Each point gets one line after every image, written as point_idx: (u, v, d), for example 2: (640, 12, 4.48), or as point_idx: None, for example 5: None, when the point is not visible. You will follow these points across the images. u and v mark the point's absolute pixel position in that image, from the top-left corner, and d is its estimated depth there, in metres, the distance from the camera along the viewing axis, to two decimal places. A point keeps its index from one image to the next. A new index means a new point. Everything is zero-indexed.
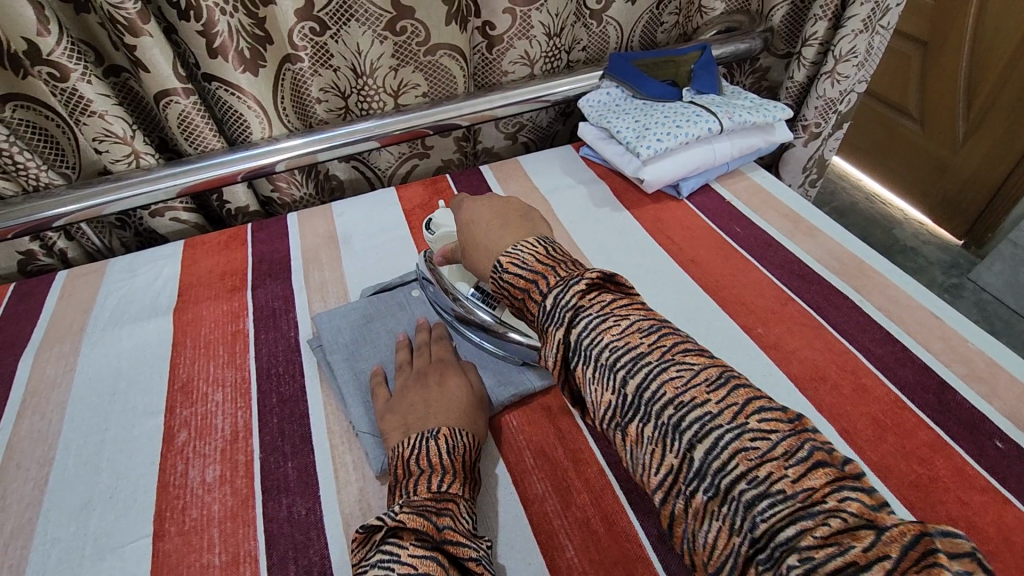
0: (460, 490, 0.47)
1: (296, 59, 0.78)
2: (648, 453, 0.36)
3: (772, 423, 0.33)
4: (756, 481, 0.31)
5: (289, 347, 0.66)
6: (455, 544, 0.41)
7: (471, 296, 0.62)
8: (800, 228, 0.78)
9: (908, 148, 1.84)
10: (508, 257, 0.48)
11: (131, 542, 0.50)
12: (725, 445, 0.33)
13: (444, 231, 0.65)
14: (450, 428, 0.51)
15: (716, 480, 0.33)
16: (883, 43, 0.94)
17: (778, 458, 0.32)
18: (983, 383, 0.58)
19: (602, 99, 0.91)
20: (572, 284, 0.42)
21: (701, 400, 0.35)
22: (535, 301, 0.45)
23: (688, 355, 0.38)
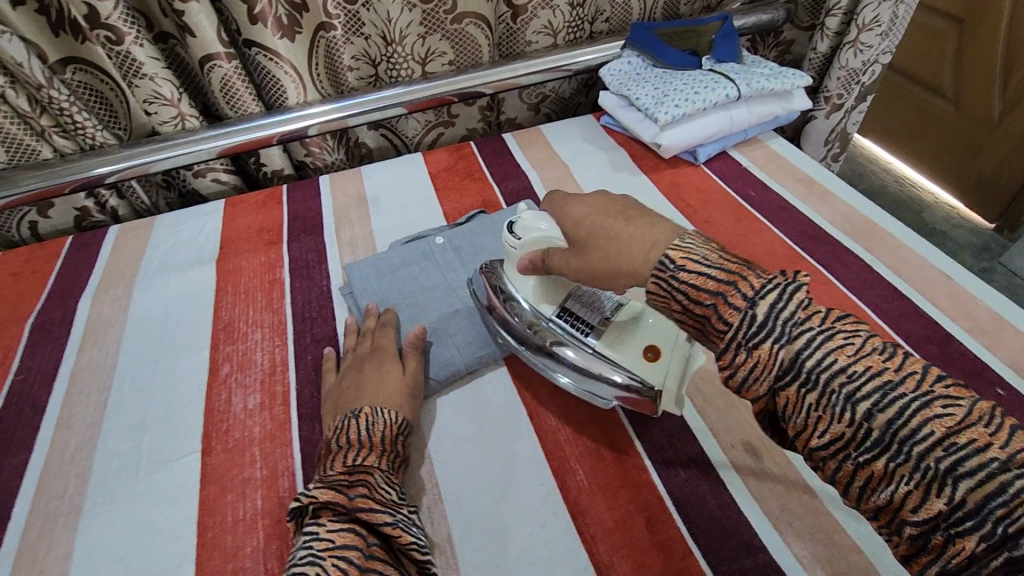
0: (376, 462, 0.48)
1: (329, 27, 0.82)
2: (740, 359, 0.37)
3: (855, 324, 0.36)
4: (857, 374, 0.34)
5: (322, 294, 0.71)
6: (367, 511, 0.43)
7: (553, 316, 0.55)
8: (815, 192, 0.79)
9: (940, 130, 1.80)
10: (681, 251, 0.40)
11: (181, 457, 0.56)
12: (818, 345, 0.35)
13: (538, 235, 0.52)
14: (371, 406, 0.52)
15: (813, 378, 0.35)
16: (908, 12, 0.93)
17: (875, 353, 0.34)
18: (989, 336, 0.59)
19: (623, 67, 0.92)
20: (790, 286, 0.37)
21: (792, 320, 0.36)
22: (732, 305, 0.37)
23: (806, 305, 0.36)
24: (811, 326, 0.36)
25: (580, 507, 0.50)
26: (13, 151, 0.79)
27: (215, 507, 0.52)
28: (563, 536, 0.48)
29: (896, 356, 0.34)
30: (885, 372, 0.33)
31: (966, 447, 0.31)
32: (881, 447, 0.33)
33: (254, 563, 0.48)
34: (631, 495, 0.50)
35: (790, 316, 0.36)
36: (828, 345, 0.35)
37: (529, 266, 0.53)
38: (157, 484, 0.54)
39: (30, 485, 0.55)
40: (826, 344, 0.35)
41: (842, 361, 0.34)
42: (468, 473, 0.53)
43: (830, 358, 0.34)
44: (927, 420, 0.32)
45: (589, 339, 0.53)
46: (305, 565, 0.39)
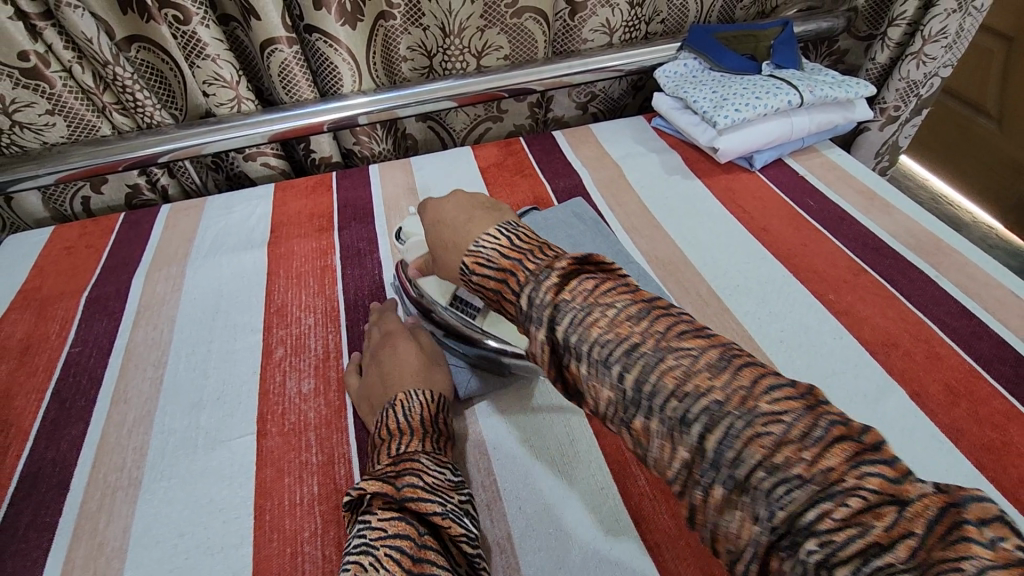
0: (420, 447, 0.48)
1: (389, 16, 0.82)
2: (693, 474, 0.32)
3: (880, 480, 0.28)
4: (887, 551, 0.26)
5: (373, 283, 0.71)
6: (415, 500, 0.42)
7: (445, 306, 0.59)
8: (875, 204, 0.78)
9: (982, 149, 1.77)
10: (473, 256, 0.43)
11: (237, 437, 0.56)
12: (832, 508, 0.28)
13: (415, 243, 0.61)
14: (406, 392, 0.53)
15: (839, 556, 0.27)
16: (974, 26, 0.91)
17: (877, 525, 0.27)
18: None
19: (679, 70, 0.91)
20: (543, 279, 0.38)
21: (775, 451, 0.30)
22: (510, 301, 0.41)
23: (610, 293, 0.37)
24: (821, 485, 0.28)
25: (642, 514, 0.49)
26: (74, 127, 0.80)
27: (273, 489, 0.52)
28: (628, 541, 0.47)
29: (936, 519, 0.26)
30: (920, 549, 0.26)
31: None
32: None
33: (313, 548, 0.48)
34: None
35: (788, 466, 0.29)
36: (844, 510, 0.27)
37: (417, 272, 0.60)
38: (215, 462, 0.54)
39: (88, 456, 0.55)
40: (841, 510, 0.27)
41: (866, 533, 0.27)
42: (529, 471, 0.52)
43: (853, 531, 0.27)
44: None
45: (475, 320, 0.58)
46: (357, 555, 0.38)
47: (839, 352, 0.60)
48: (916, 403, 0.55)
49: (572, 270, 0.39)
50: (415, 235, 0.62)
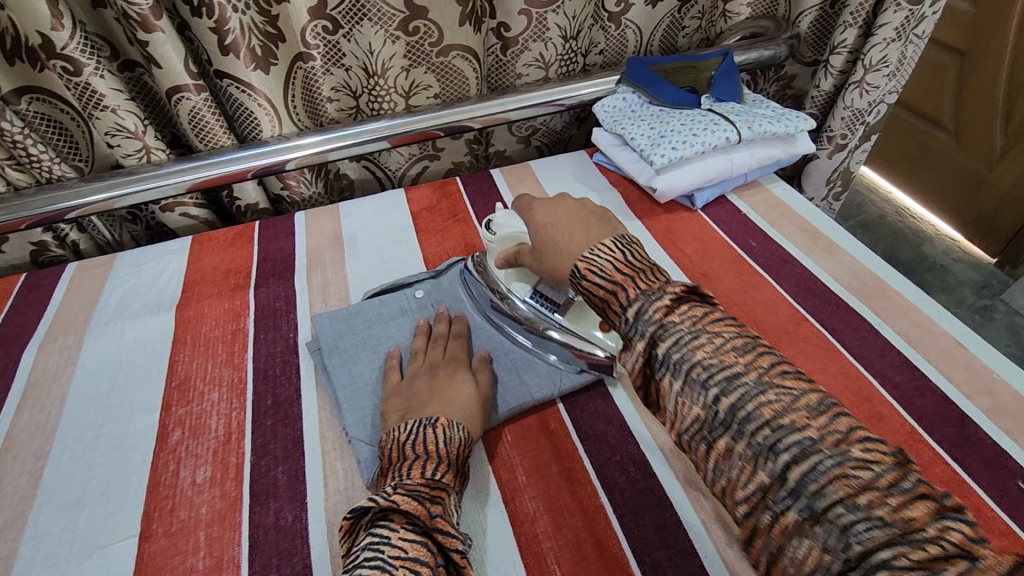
0: (451, 481, 0.47)
1: (307, 58, 0.77)
2: (681, 400, 0.40)
3: (794, 382, 0.38)
4: (780, 426, 0.35)
5: (287, 348, 0.66)
6: (444, 534, 0.42)
7: (527, 297, 0.63)
8: (820, 244, 0.75)
9: (941, 161, 1.77)
10: (586, 263, 0.48)
11: (117, 542, 0.50)
12: (751, 397, 0.37)
13: (508, 232, 0.65)
14: (449, 420, 0.51)
15: (743, 425, 0.37)
16: (917, 53, 0.89)
17: (803, 410, 0.36)
18: (1008, 418, 0.54)
19: (618, 104, 0.88)
20: (654, 299, 0.43)
21: (729, 362, 0.39)
22: (615, 312, 0.45)
23: (718, 324, 0.42)
24: (748, 380, 0.38)
25: None
26: None
27: None
28: None
29: (824, 415, 0.36)
30: (806, 429, 0.35)
31: (883, 522, 0.31)
32: (792, 497, 0.34)
33: None
34: None
35: (725, 365, 0.39)
36: (759, 398, 0.37)
37: (503, 262, 0.63)
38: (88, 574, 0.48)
39: None
40: (757, 397, 0.37)
41: (768, 414, 0.36)
42: None
43: (758, 411, 0.37)
44: (836, 479, 0.33)
45: (556, 313, 0.62)
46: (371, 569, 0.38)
47: None
48: None
49: (682, 295, 0.44)
50: (506, 227, 0.65)
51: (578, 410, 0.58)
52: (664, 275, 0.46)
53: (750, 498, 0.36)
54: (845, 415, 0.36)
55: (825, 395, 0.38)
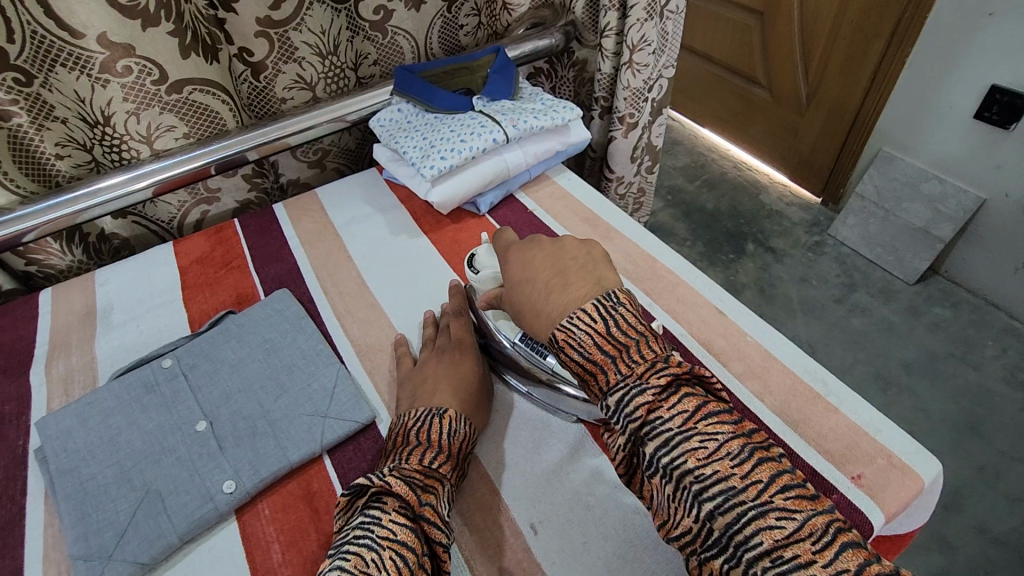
0: (449, 472, 0.47)
1: (7, 116, 0.67)
2: (671, 506, 0.38)
3: (797, 501, 0.35)
4: (781, 560, 0.33)
5: (13, 461, 0.56)
6: (432, 523, 0.42)
7: (517, 339, 0.58)
8: (600, 231, 0.75)
9: (764, 116, 1.89)
10: (564, 332, 0.45)
11: None
12: (748, 520, 0.35)
13: (488, 273, 0.64)
14: (456, 412, 0.51)
15: (740, 553, 0.34)
16: (677, 27, 0.93)
17: (807, 539, 0.33)
18: (757, 379, 0.57)
19: (394, 116, 0.84)
20: (636, 393, 0.40)
21: (725, 475, 0.36)
22: (595, 391, 0.43)
23: (712, 423, 0.38)
24: (745, 501, 0.35)
25: None
26: None
27: None
28: None
29: (829, 546, 0.33)
30: (811, 566, 0.32)
31: None
32: None
33: None
34: None
35: (719, 478, 0.36)
36: (758, 522, 0.34)
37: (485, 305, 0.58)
38: None
39: None
40: (756, 521, 0.34)
41: (769, 544, 0.34)
42: None
43: (757, 539, 0.34)
44: None
45: (545, 361, 0.56)
46: (359, 546, 0.38)
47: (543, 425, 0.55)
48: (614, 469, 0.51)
49: (673, 382, 0.41)
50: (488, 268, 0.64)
51: (345, 461, 0.54)
52: (657, 347, 0.43)
53: None
54: (769, 460, 0.37)
55: (831, 516, 0.35)
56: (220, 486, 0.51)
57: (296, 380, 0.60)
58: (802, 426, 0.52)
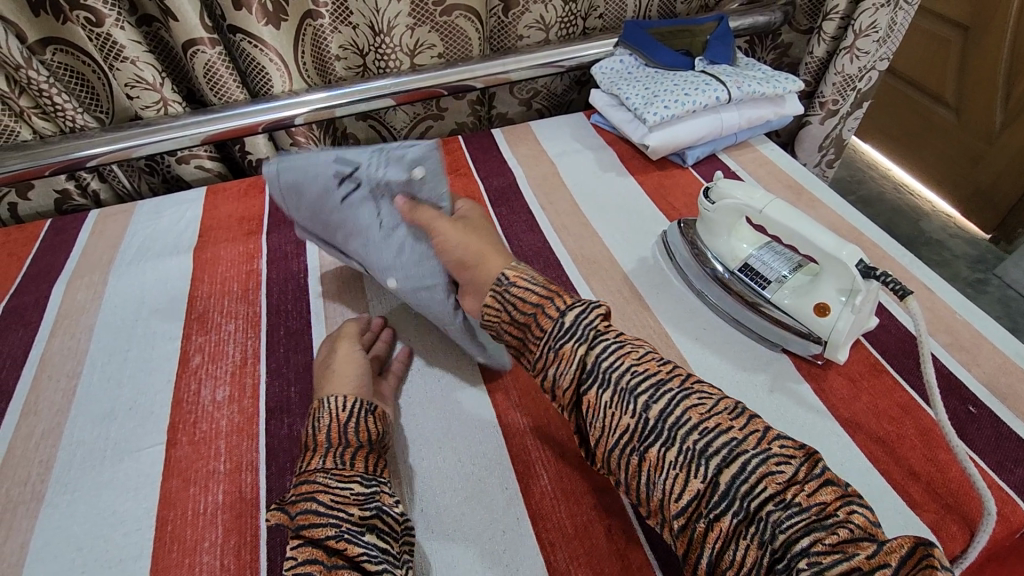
0: (320, 463, 0.46)
1: (317, 15, 0.81)
2: (609, 411, 0.43)
3: (710, 390, 0.43)
4: (706, 429, 0.40)
5: (298, 288, 0.70)
6: (307, 527, 0.42)
7: (736, 271, 0.63)
8: (803, 199, 0.78)
9: (942, 138, 1.78)
10: (517, 273, 0.53)
11: (146, 448, 0.55)
12: (677, 403, 0.42)
13: (710, 216, 0.64)
14: (319, 399, 0.52)
15: (673, 432, 0.40)
16: (908, 18, 0.91)
17: (724, 413, 0.41)
18: (965, 352, 0.59)
19: (615, 66, 0.91)
20: (590, 306, 0.48)
21: (654, 374, 0.44)
22: (548, 317, 0.48)
23: (640, 344, 0.47)
24: (672, 388, 0.43)
25: (541, 513, 0.49)
26: None
27: (177, 499, 0.51)
28: (524, 541, 0.47)
29: (741, 415, 0.41)
30: (730, 430, 0.40)
31: (798, 507, 0.36)
32: (726, 502, 0.37)
33: (212, 557, 0.48)
34: (595, 502, 0.50)
35: (651, 374, 0.44)
36: (684, 404, 0.42)
37: (724, 235, 0.65)
38: (121, 474, 0.53)
39: None
40: (682, 403, 0.42)
41: (694, 419, 0.41)
42: (436, 473, 0.52)
43: (684, 416, 0.41)
44: (765, 476, 0.37)
45: (765, 291, 0.61)
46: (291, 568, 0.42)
47: (748, 349, 0.61)
48: (818, 396, 0.56)
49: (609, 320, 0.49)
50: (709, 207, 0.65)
51: None
52: None
53: (683, 505, 0.39)
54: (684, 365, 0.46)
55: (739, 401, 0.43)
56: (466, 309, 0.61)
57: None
58: (1011, 399, 0.55)
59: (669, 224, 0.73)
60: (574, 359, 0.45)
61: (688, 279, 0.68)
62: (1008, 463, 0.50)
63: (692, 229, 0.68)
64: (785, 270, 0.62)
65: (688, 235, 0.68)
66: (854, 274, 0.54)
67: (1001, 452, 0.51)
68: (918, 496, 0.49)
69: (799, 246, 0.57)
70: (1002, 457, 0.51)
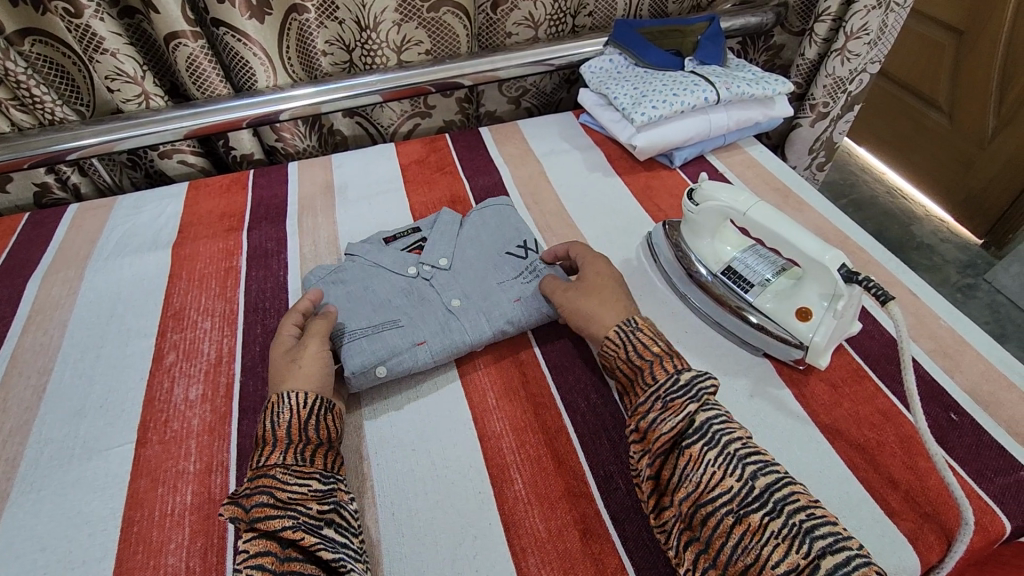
0: (279, 459, 0.46)
1: (301, 9, 0.80)
2: (714, 469, 0.43)
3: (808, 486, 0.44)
4: (812, 514, 0.40)
5: (277, 285, 0.69)
6: (264, 520, 0.41)
7: (719, 273, 0.62)
8: (790, 202, 0.78)
9: (935, 143, 1.77)
10: (642, 322, 0.53)
11: (114, 447, 0.54)
12: (785, 482, 0.42)
13: (694, 219, 0.64)
14: (280, 394, 0.50)
15: (780, 504, 0.40)
16: (899, 21, 0.91)
17: (825, 508, 0.41)
18: (948, 358, 0.59)
19: (604, 65, 0.90)
20: (708, 375, 0.48)
21: (761, 453, 0.44)
22: (664, 368, 0.48)
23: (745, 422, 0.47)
24: (779, 470, 0.43)
25: (514, 517, 0.48)
26: None
27: (144, 499, 0.50)
28: (495, 546, 0.46)
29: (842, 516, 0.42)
30: (837, 522, 0.40)
31: None
32: None
33: (177, 559, 0.47)
34: (569, 507, 0.49)
35: (761, 452, 0.44)
36: (793, 486, 0.42)
37: (707, 237, 0.64)
38: (88, 473, 0.52)
39: None
40: (791, 484, 0.42)
41: (803, 501, 0.41)
42: (408, 476, 0.51)
43: (792, 495, 0.41)
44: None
45: (747, 294, 0.60)
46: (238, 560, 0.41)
47: (730, 353, 0.60)
48: (799, 402, 0.56)
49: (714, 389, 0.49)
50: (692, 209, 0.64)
51: (548, 346, 0.62)
52: None
53: None
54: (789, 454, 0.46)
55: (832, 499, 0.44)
56: (418, 341, 0.58)
57: (498, 282, 0.64)
58: (993, 407, 0.54)
59: (655, 225, 0.72)
60: (684, 413, 0.45)
61: (671, 281, 0.67)
62: (988, 472, 0.50)
63: (676, 231, 0.68)
64: (769, 273, 0.61)
65: (672, 237, 0.67)
66: (836, 279, 0.53)
67: (982, 462, 0.50)
68: (897, 506, 0.48)
69: (782, 250, 0.56)
70: (982, 466, 0.50)
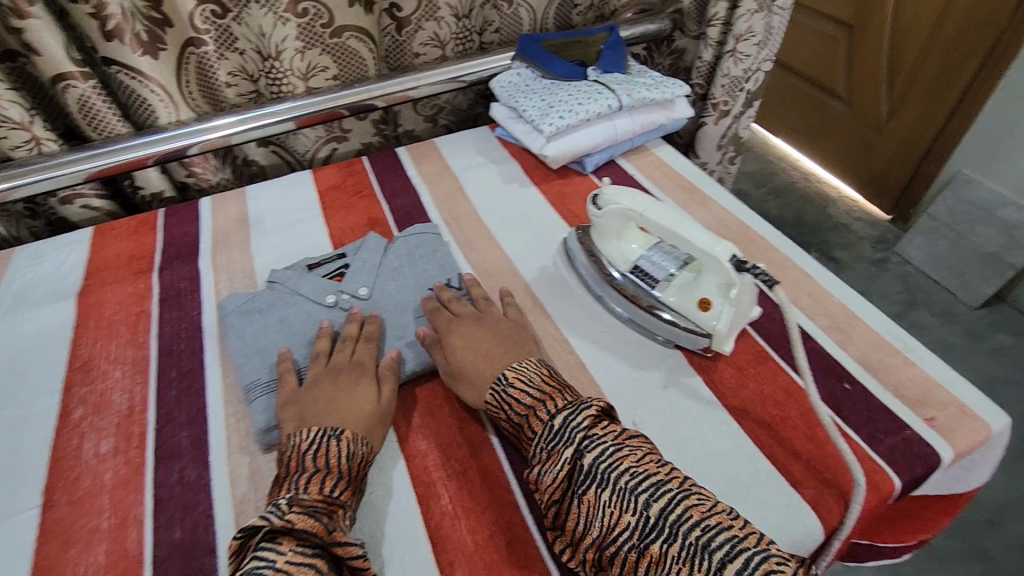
0: (348, 496, 0.47)
1: (199, 43, 0.78)
2: (608, 509, 0.43)
3: (706, 490, 0.44)
4: (707, 526, 0.40)
5: (192, 325, 0.68)
6: (343, 545, 0.43)
7: (628, 272, 0.66)
8: (695, 199, 0.82)
9: (839, 129, 1.90)
10: (513, 371, 0.53)
11: (19, 513, 0.51)
12: (677, 501, 0.42)
13: (601, 222, 0.66)
14: (354, 432, 0.50)
15: (675, 530, 0.41)
16: (782, 22, 0.98)
17: (722, 511, 0.42)
18: (840, 332, 0.63)
19: (513, 79, 0.93)
20: (584, 406, 0.48)
21: (652, 472, 0.44)
22: (540, 417, 0.49)
23: (634, 439, 0.47)
24: (671, 487, 0.43)
25: (441, 532, 0.49)
26: None
27: (54, 565, 0.48)
28: (423, 564, 0.47)
29: (738, 516, 0.42)
30: (731, 527, 0.41)
31: None
32: None
33: None
34: (495, 516, 0.50)
35: (649, 473, 0.44)
36: (687, 502, 0.42)
37: (614, 238, 0.67)
38: None
39: None
40: (685, 501, 0.42)
41: (696, 516, 0.41)
42: None
43: (687, 514, 0.41)
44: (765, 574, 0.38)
45: (654, 290, 0.64)
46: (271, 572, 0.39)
47: (644, 348, 0.63)
48: (709, 387, 0.59)
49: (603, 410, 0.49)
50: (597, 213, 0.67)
51: None
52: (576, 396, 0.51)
53: None
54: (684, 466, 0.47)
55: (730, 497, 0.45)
56: None
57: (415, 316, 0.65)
58: (880, 373, 0.59)
59: (571, 230, 0.75)
60: (564, 461, 0.45)
61: (586, 284, 0.70)
62: (878, 434, 0.54)
63: (587, 235, 0.70)
64: (673, 267, 0.65)
65: (584, 242, 0.70)
66: (729, 269, 0.56)
67: (873, 425, 0.55)
68: (799, 475, 0.51)
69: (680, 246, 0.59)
70: (873, 429, 0.54)
